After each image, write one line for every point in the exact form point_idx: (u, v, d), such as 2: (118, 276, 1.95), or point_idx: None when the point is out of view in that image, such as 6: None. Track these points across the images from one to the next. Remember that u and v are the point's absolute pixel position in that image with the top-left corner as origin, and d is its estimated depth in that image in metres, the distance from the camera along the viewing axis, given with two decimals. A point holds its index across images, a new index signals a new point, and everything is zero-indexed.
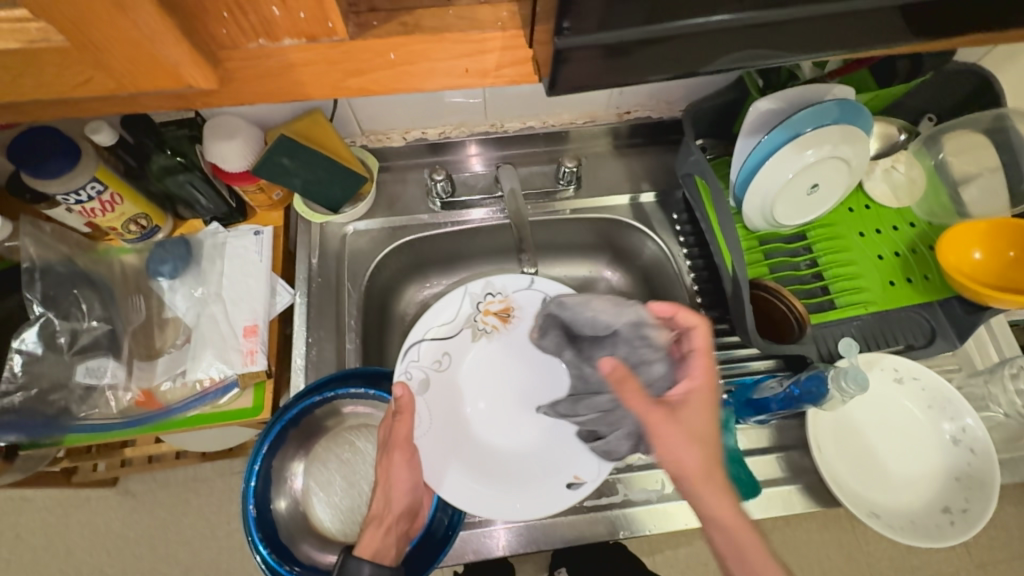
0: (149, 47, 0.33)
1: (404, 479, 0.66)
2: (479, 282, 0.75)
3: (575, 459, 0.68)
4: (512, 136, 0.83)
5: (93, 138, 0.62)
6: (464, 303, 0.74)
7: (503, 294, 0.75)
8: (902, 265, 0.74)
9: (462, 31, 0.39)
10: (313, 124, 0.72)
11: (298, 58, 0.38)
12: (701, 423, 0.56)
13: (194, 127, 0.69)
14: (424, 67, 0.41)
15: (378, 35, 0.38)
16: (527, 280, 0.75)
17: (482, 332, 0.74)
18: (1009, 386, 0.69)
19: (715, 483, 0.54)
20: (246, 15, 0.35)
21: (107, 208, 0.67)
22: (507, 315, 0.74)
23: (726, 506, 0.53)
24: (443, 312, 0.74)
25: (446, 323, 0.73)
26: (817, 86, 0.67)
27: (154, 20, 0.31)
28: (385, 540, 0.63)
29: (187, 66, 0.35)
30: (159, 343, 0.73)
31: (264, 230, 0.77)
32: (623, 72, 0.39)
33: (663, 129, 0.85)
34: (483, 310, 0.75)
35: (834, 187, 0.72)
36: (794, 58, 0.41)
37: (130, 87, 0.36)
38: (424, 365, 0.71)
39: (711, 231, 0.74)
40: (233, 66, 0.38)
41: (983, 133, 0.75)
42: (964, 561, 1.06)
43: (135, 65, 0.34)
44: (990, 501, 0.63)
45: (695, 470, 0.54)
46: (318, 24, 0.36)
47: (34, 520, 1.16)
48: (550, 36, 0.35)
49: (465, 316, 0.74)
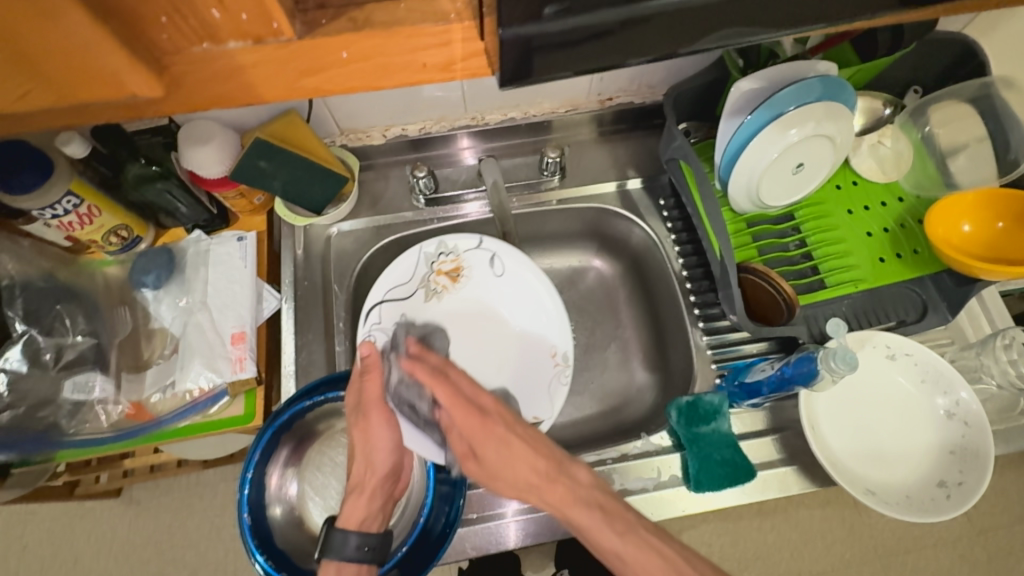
0: (84, 56, 0.31)
1: (385, 439, 0.63)
2: (433, 242, 0.76)
3: (530, 403, 0.72)
4: (494, 128, 0.82)
5: (65, 150, 0.61)
6: (419, 262, 0.76)
7: (454, 254, 0.76)
8: (892, 240, 0.74)
9: (414, 25, 0.37)
10: (290, 126, 0.71)
11: (245, 60, 0.36)
12: (494, 437, 0.59)
13: (169, 135, 0.70)
14: (379, 64, 0.39)
15: (326, 33, 0.37)
16: (475, 240, 0.76)
17: (435, 292, 0.76)
18: (1001, 357, 0.69)
19: (535, 478, 0.59)
20: (185, 20, 0.33)
21: (85, 221, 0.67)
22: (457, 274, 0.76)
23: (554, 495, 0.58)
24: (400, 273, 0.75)
25: (402, 284, 0.75)
26: (801, 62, 0.66)
27: (85, 29, 0.30)
28: (369, 507, 0.62)
29: (129, 74, 0.33)
30: (147, 354, 0.73)
31: (247, 236, 0.76)
32: (588, 57, 0.38)
33: (646, 114, 0.84)
34: (436, 270, 0.76)
35: (819, 164, 0.71)
36: (774, 35, 0.40)
37: (74, 99, 0.35)
38: (385, 327, 0.73)
39: (698, 215, 0.73)
40: (181, 72, 0.36)
41: (966, 101, 0.74)
42: (966, 530, 1.07)
43: (75, 77, 0.33)
44: (985, 472, 0.63)
45: (518, 477, 0.59)
46: (262, 25, 0.35)
47: (41, 532, 1.16)
48: (497, 27, 0.34)
49: (419, 277, 0.76)
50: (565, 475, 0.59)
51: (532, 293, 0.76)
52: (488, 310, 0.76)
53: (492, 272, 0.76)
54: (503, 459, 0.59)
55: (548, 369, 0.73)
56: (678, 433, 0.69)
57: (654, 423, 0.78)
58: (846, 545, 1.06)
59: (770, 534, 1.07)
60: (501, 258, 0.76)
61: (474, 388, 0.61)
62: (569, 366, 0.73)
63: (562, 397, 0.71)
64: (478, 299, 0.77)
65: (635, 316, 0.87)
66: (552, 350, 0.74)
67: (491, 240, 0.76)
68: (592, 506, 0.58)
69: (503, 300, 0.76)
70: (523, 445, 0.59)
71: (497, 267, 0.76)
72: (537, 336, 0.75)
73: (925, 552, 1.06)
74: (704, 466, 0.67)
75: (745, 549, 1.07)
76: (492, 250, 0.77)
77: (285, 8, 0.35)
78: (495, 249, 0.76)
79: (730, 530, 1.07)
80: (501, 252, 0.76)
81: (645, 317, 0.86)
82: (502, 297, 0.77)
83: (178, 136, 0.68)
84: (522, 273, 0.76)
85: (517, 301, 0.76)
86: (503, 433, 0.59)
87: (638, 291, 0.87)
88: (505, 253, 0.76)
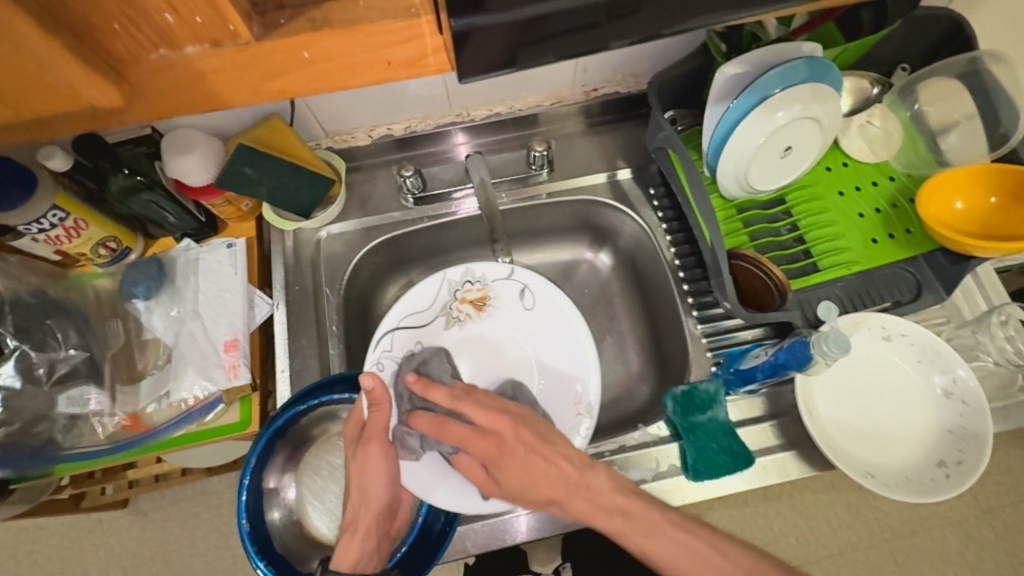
0: (36, 69, 0.31)
1: (380, 474, 0.64)
2: (459, 269, 0.75)
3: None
4: (479, 124, 0.81)
5: (46, 164, 0.60)
6: (442, 289, 0.75)
7: (481, 282, 0.75)
8: (884, 221, 0.73)
9: (373, 22, 0.36)
10: (272, 131, 0.71)
11: (206, 66, 0.36)
12: (514, 459, 0.59)
13: (152, 144, 0.69)
14: (342, 64, 0.39)
15: (284, 34, 0.36)
16: (507, 270, 0.75)
17: (456, 320, 0.74)
18: (998, 334, 0.69)
19: (557, 495, 0.58)
20: (139, 27, 0.32)
21: (72, 234, 0.66)
22: (483, 302, 0.75)
23: (576, 507, 0.58)
24: (418, 300, 0.74)
25: (421, 311, 0.74)
26: (786, 44, 0.65)
27: (34, 41, 0.29)
28: (363, 547, 0.63)
29: (84, 86, 0.33)
30: (141, 365, 0.73)
31: (236, 243, 0.76)
32: (553, 40, 0.37)
33: (632, 103, 0.83)
34: (459, 298, 0.75)
35: (807, 147, 0.70)
36: (751, 14, 0.39)
37: (33, 113, 0.34)
38: (396, 355, 0.71)
39: (686, 202, 0.72)
40: (140, 80, 0.36)
41: (954, 78, 0.73)
42: (971, 509, 1.06)
43: (32, 92, 0.33)
44: (985, 450, 0.63)
45: (539, 496, 0.59)
46: (218, 28, 0.34)
47: (50, 547, 1.16)
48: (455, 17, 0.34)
49: (440, 304, 0.75)
50: (585, 489, 0.58)
51: (558, 329, 0.73)
52: (513, 346, 0.74)
53: (522, 305, 0.75)
54: (528, 469, 0.58)
55: (569, 418, 0.69)
56: (674, 423, 0.69)
57: (651, 413, 0.77)
58: (853, 529, 1.06)
59: (776, 520, 1.07)
60: (532, 291, 0.75)
61: (486, 417, 0.61)
62: (592, 418, 0.69)
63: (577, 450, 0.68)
64: (504, 334, 0.75)
65: (629, 308, 0.87)
66: (577, 400, 0.70)
67: (523, 272, 0.74)
68: (613, 513, 0.57)
69: (530, 336, 0.74)
70: (546, 466, 0.59)
71: (528, 301, 0.75)
72: (560, 382, 0.72)
73: (931, 533, 1.05)
74: (702, 456, 0.67)
75: (751, 537, 1.07)
76: (523, 281, 0.75)
77: (240, 9, 0.34)
78: (526, 282, 0.75)
79: (737, 517, 1.07)
80: (533, 284, 0.75)
81: (639, 308, 0.85)
82: (530, 331, 0.74)
83: (161, 146, 0.67)
84: (552, 311, 0.74)
85: (546, 338, 0.74)
86: (528, 447, 0.60)
87: (632, 282, 0.86)
88: (537, 286, 0.75)
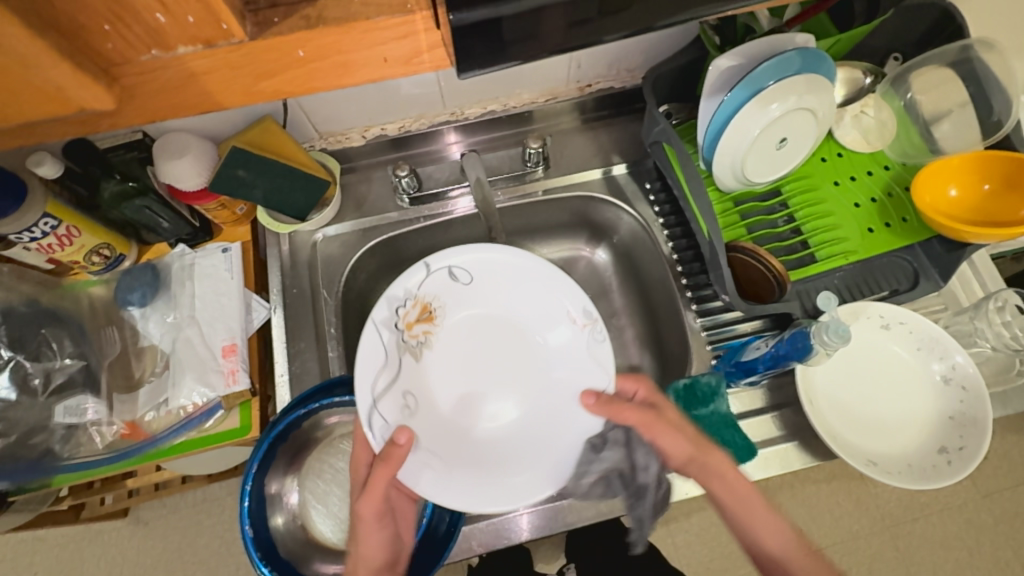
0: (21, 70, 0.30)
1: (375, 537, 0.59)
2: (381, 305, 0.63)
3: (573, 381, 0.67)
4: (474, 122, 0.81)
5: (37, 171, 0.60)
6: (383, 334, 0.63)
7: (412, 296, 0.65)
8: (880, 210, 0.73)
9: (368, 19, 0.36)
10: (264, 133, 0.70)
11: (198, 66, 0.35)
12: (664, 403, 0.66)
13: (143, 149, 0.67)
14: (338, 61, 0.38)
15: (278, 34, 0.35)
16: (423, 268, 0.66)
17: (419, 345, 0.66)
18: (995, 320, 0.69)
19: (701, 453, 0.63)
20: (129, 27, 0.32)
21: (65, 242, 0.66)
22: (428, 311, 0.67)
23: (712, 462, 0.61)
24: (371, 359, 0.61)
25: (383, 366, 0.62)
26: (779, 35, 0.64)
27: (23, 43, 0.29)
28: None
29: (73, 88, 0.32)
30: (138, 373, 0.72)
31: (231, 246, 0.75)
32: (546, 33, 0.36)
33: (627, 98, 0.83)
34: (405, 323, 0.65)
35: (804, 138, 0.70)
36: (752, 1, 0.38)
37: (22, 116, 0.34)
38: (394, 420, 0.62)
39: (683, 197, 0.72)
40: (131, 81, 0.35)
41: (948, 66, 0.73)
42: (970, 494, 1.07)
43: (15, 93, 0.32)
44: (985, 436, 0.63)
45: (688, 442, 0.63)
46: (211, 28, 0.33)
47: (50, 559, 1.15)
48: (446, 14, 0.33)
49: (393, 348, 0.64)
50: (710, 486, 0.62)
51: (517, 277, 0.68)
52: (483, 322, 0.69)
53: (461, 285, 0.68)
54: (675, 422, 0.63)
55: (576, 338, 0.67)
56: None
57: None
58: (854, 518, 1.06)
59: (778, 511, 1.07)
60: (459, 266, 0.67)
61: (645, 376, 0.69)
62: (598, 319, 0.66)
63: (608, 353, 0.65)
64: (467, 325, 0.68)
65: (629, 304, 0.87)
66: (569, 318, 0.68)
67: (437, 257, 0.66)
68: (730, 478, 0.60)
69: (489, 304, 0.69)
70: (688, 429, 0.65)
71: (463, 277, 0.67)
72: (542, 315, 0.69)
73: (931, 519, 1.06)
74: None
75: None
76: (444, 265, 0.67)
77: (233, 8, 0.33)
78: (446, 262, 0.67)
79: None
80: (452, 258, 0.67)
81: (637, 304, 0.85)
82: (485, 301, 0.69)
83: (153, 150, 0.66)
84: (495, 271, 0.68)
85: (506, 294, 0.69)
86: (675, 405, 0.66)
87: (628, 276, 0.87)
88: (459, 259, 0.67)
